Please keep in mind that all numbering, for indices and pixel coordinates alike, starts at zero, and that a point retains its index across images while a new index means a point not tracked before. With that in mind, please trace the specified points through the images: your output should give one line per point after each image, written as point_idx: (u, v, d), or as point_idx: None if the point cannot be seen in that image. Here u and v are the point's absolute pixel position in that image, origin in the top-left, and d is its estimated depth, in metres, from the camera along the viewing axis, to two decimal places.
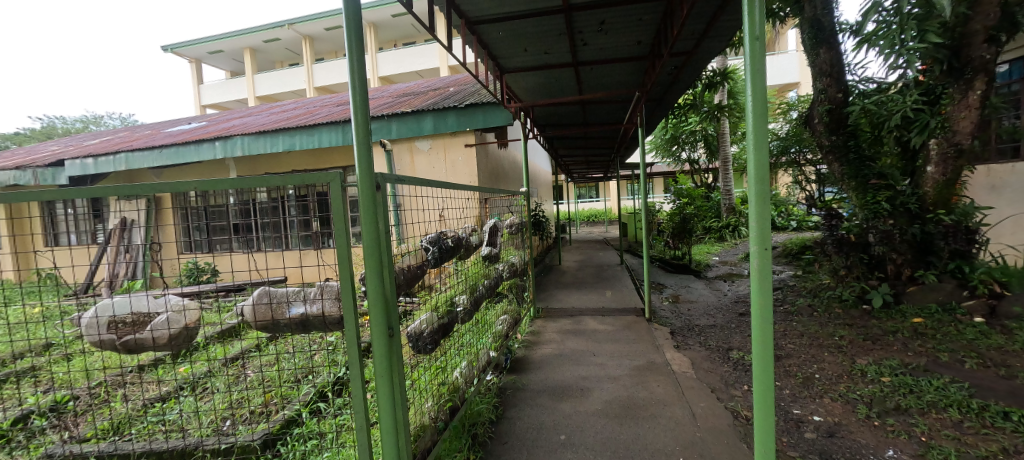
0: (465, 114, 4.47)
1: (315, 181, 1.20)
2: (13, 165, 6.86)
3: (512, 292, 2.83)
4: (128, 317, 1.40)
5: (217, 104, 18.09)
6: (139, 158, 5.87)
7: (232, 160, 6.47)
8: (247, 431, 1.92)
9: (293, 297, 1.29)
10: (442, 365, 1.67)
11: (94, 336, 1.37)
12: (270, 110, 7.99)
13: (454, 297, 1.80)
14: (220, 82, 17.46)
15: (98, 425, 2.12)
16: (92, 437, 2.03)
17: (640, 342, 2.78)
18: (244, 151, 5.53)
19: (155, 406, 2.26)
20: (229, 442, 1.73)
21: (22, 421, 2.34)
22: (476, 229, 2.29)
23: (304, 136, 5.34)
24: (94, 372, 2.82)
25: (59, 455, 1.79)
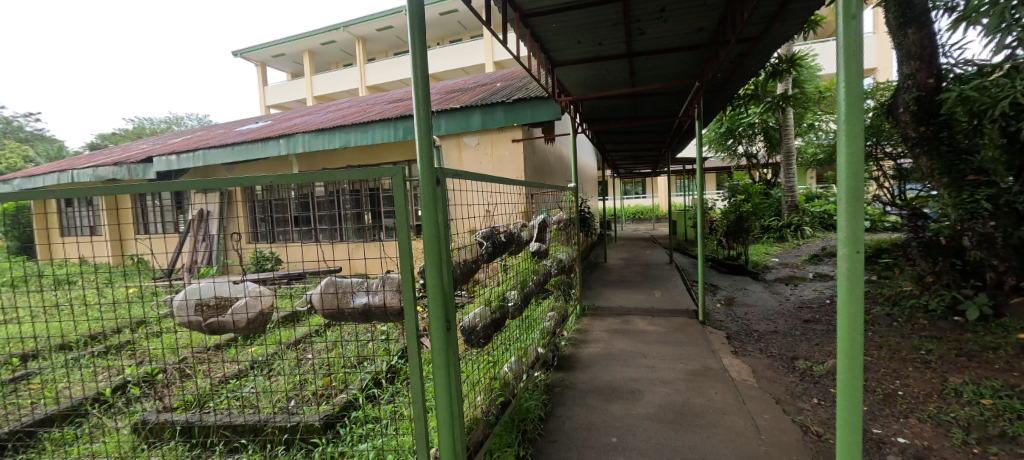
0: (513, 109, 4.47)
1: (377, 175, 1.23)
2: (113, 161, 7.73)
3: (559, 288, 2.80)
4: (212, 300, 1.51)
5: (280, 104, 19.44)
6: (215, 154, 6.42)
7: (293, 156, 6.88)
8: (311, 411, 2.04)
9: (357, 287, 1.34)
10: (493, 360, 1.69)
11: (183, 318, 1.49)
12: (327, 108, 8.40)
13: (505, 292, 1.81)
14: (282, 84, 18.72)
15: (184, 397, 2.35)
16: (178, 407, 2.26)
17: (694, 346, 2.65)
18: (306, 148, 5.87)
19: (231, 382, 2.48)
20: (295, 420, 1.85)
21: (122, 388, 2.63)
22: (526, 225, 2.27)
23: (359, 133, 5.58)
24: (180, 348, 3.15)
25: (154, 422, 2.04)
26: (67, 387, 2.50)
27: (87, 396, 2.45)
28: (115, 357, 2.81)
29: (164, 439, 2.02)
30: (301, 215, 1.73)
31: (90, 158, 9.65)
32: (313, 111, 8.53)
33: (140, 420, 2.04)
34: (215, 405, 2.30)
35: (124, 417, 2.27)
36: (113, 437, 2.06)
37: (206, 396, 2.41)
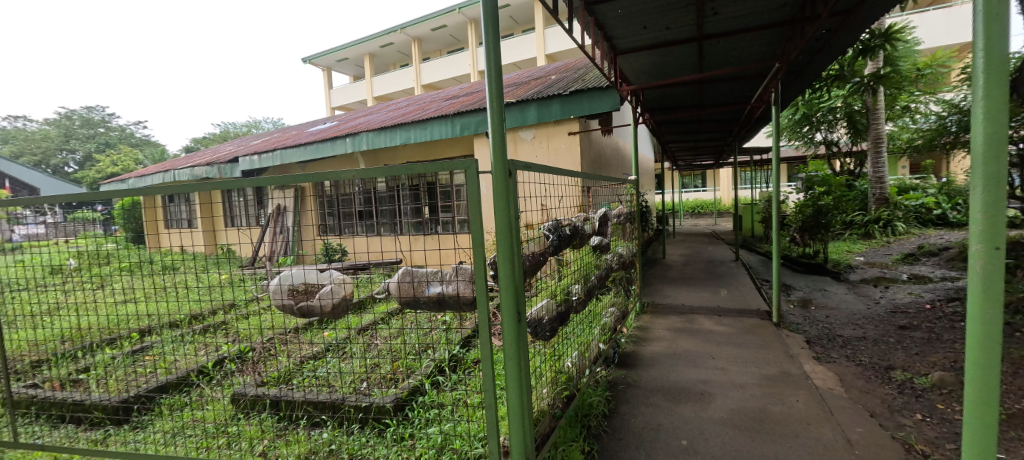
0: (569, 101, 4.41)
1: (452, 168, 1.25)
2: (207, 161, 8.70)
3: (619, 284, 2.73)
4: (301, 286, 1.64)
5: (343, 106, 20.74)
6: (290, 154, 6.99)
7: (357, 154, 7.32)
8: (382, 394, 2.18)
9: (432, 276, 1.39)
10: (558, 354, 1.68)
11: (278, 300, 1.65)
12: (387, 107, 8.82)
13: (569, 286, 1.80)
14: (345, 86, 19.96)
15: (272, 374, 2.62)
16: (268, 383, 2.52)
17: (768, 349, 2.47)
18: (369, 146, 6.20)
19: (310, 363, 2.72)
20: (369, 401, 1.98)
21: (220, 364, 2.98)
22: (589, 218, 2.24)
23: (417, 130, 5.80)
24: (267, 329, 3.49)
25: (249, 395, 2.31)
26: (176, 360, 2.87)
27: (192, 368, 2.81)
28: (214, 335, 3.18)
29: (257, 411, 2.29)
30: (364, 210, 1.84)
31: (189, 159, 10.94)
32: (375, 110, 8.99)
33: (237, 393, 2.32)
34: (298, 383, 2.54)
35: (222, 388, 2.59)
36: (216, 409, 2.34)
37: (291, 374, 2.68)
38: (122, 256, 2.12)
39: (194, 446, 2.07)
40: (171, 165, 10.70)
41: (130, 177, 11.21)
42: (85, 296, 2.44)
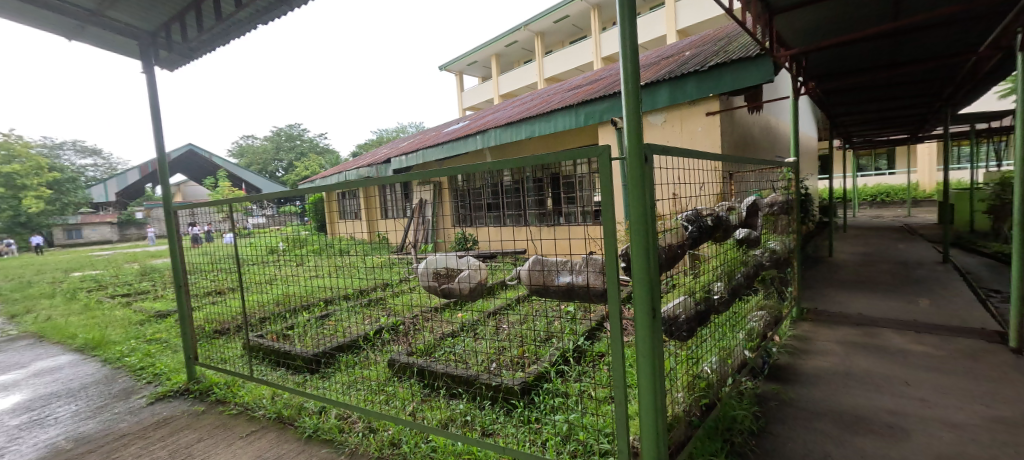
0: (708, 77, 3.95)
1: (584, 156, 1.23)
2: (370, 163, 10.50)
3: (772, 285, 2.36)
4: (443, 270, 1.86)
5: (473, 106, 22.56)
6: (431, 153, 7.94)
7: (486, 149, 7.94)
8: (510, 376, 2.36)
9: (562, 267, 1.43)
10: (695, 357, 1.55)
11: (425, 281, 1.92)
12: (512, 104, 9.24)
13: (710, 284, 1.64)
14: (475, 88, 21.66)
15: (418, 346, 3.09)
16: (416, 354, 3.00)
17: (1004, 384, 1.83)
18: (497, 142, 6.60)
19: (448, 340, 3.12)
20: (500, 381, 2.17)
21: (378, 332, 3.76)
22: (734, 208, 1.98)
23: (542, 123, 5.93)
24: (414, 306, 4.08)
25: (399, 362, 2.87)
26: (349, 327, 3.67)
27: (360, 335, 3.59)
28: (375, 308, 3.86)
29: (405, 375, 2.79)
30: (492, 202, 1.95)
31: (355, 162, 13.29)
32: (501, 107, 9.53)
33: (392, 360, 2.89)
34: (438, 355, 2.96)
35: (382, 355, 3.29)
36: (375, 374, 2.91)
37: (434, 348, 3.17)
38: (321, 243, 2.94)
39: (364, 397, 2.58)
40: (345, 168, 13.28)
41: (319, 179, 14.29)
42: (290, 270, 3.17)
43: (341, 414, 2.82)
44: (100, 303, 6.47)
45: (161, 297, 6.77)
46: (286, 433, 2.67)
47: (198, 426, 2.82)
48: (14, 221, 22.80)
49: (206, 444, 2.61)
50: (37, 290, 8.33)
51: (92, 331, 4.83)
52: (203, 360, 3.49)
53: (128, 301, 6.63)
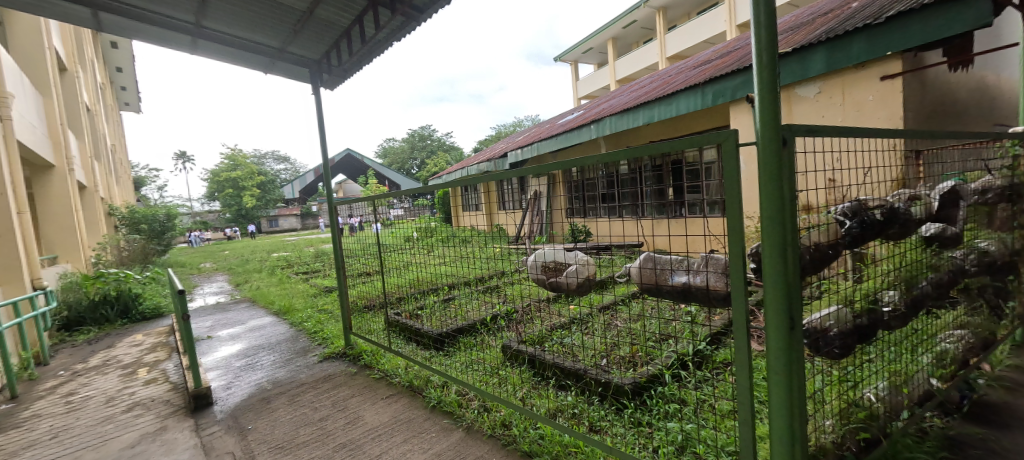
0: (879, 35, 3.44)
1: (704, 142, 1.16)
2: (488, 158, 11.31)
3: (979, 299, 1.81)
4: (551, 263, 1.94)
5: (587, 95, 22.17)
6: (544, 146, 8.18)
7: (601, 140, 7.84)
8: (622, 375, 2.40)
9: (676, 265, 1.33)
10: (849, 379, 1.34)
11: (534, 273, 2.01)
12: (630, 87, 8.78)
13: (879, 292, 1.43)
14: (589, 75, 21.24)
15: (530, 335, 3.39)
16: (528, 341, 3.31)
17: None
18: (613, 130, 6.37)
19: (557, 332, 3.38)
20: (612, 380, 2.25)
21: (494, 319, 4.22)
22: (920, 197, 1.57)
23: (663, 107, 5.50)
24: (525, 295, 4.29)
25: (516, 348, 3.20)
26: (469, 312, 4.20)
27: (478, 319, 4.13)
28: (491, 295, 4.19)
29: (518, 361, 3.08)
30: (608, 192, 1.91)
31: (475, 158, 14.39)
32: (618, 93, 9.15)
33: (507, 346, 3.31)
34: (548, 345, 3.26)
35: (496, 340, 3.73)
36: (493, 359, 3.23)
37: (544, 338, 3.49)
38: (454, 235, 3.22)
39: (480, 379, 2.96)
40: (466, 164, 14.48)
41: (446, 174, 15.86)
42: (420, 257, 3.59)
43: (462, 391, 3.17)
44: (291, 278, 8.35)
45: (329, 275, 8.41)
46: (416, 401, 3.11)
47: (352, 384, 3.46)
48: (239, 213, 30.78)
49: (357, 400, 3.18)
50: (255, 265, 11.18)
51: (286, 299, 6.28)
52: (359, 330, 4.35)
53: (308, 277, 8.42)
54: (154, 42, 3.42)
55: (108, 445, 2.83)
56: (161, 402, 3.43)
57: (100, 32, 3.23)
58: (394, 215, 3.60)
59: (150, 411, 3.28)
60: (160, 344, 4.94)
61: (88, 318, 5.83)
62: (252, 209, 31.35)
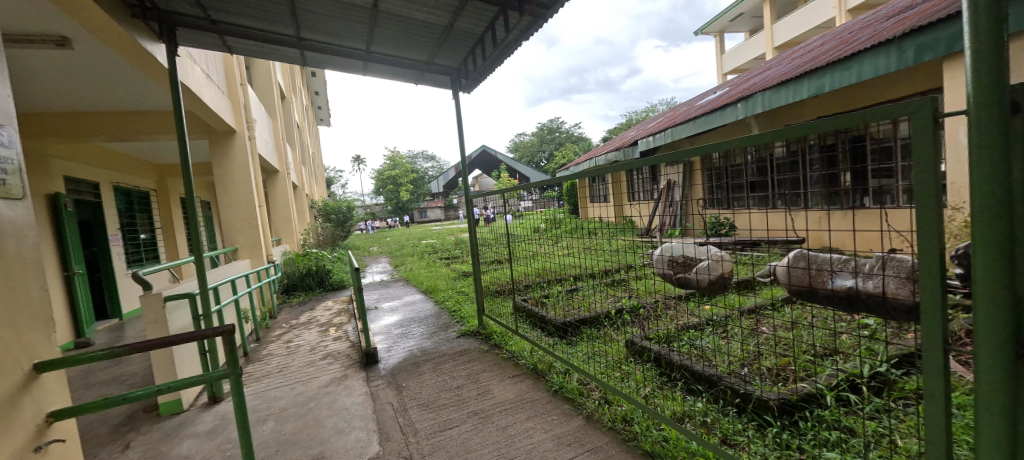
0: None
1: (890, 116, 1.15)
2: (620, 147, 11.60)
3: None
4: (678, 258, 2.92)
5: (736, 68, 19.39)
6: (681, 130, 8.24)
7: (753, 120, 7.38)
8: (769, 390, 2.39)
9: (836, 269, 1.91)
10: None
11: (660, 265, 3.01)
12: (791, 55, 7.79)
13: None
14: (740, 45, 18.52)
15: (659, 333, 3.50)
16: (656, 338, 3.44)
17: None
18: (767, 106, 5.92)
19: (690, 335, 3.44)
20: (756, 393, 2.27)
21: (619, 313, 4.24)
22: None
23: (837, 73, 4.88)
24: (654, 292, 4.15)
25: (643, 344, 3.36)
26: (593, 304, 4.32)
27: (603, 312, 4.15)
28: (617, 288, 4.42)
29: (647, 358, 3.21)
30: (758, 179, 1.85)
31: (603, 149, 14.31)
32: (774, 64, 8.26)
33: (631, 342, 3.44)
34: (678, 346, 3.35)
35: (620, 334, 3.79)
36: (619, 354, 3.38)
37: (674, 337, 3.53)
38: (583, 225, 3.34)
39: (604, 369, 3.15)
40: (594, 155, 14.34)
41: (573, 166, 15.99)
42: (548, 247, 3.82)
43: (583, 380, 3.19)
44: (436, 263, 9.60)
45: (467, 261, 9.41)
46: (540, 383, 3.29)
47: (484, 360, 3.84)
48: (398, 206, 36.61)
49: (488, 375, 3.53)
50: (411, 249, 13.22)
51: (433, 281, 7.27)
52: (490, 312, 4.74)
53: (449, 263, 9.55)
54: (340, 68, 4.38)
55: (311, 382, 3.78)
56: (345, 355, 4.39)
57: (310, 66, 4.29)
58: (525, 206, 3.87)
59: (337, 361, 4.23)
60: (344, 310, 6.29)
61: (301, 286, 7.77)
62: (411, 202, 36.85)
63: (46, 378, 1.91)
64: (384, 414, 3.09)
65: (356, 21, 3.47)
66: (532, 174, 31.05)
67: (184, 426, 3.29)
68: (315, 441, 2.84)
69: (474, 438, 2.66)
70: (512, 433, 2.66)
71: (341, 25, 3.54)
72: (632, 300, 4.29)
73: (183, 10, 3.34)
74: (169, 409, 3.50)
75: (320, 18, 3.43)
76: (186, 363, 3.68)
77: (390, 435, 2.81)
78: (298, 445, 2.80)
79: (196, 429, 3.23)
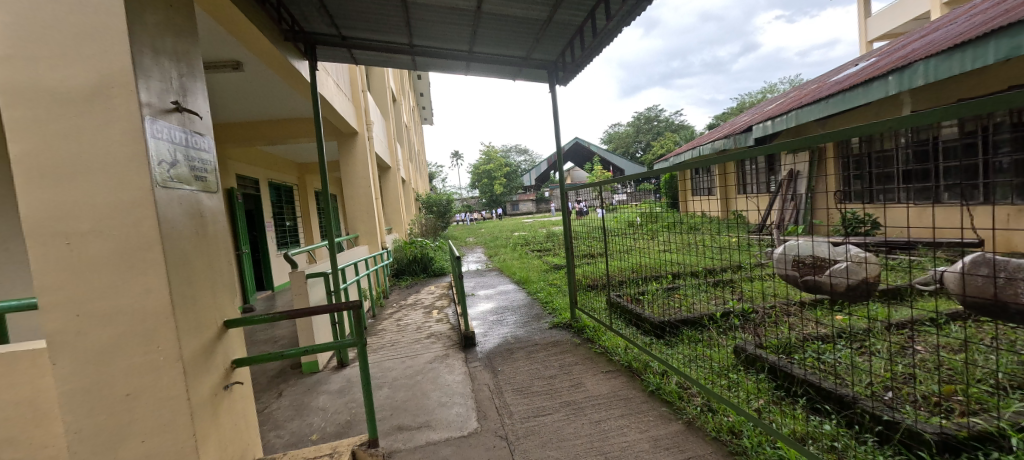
0: None
1: None
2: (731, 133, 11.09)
3: None
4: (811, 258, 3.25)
5: (888, 33, 16.03)
6: (807, 112, 7.78)
7: (909, 95, 6.53)
8: (930, 423, 2.09)
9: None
10: None
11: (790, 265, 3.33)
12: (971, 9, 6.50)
13: None
14: (893, 4, 15.24)
15: (772, 341, 3.22)
16: (769, 347, 3.16)
17: None
18: (930, 77, 5.20)
19: (815, 345, 3.14)
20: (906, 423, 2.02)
21: (727, 316, 3.93)
22: None
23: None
24: (769, 298, 3.74)
25: (749, 351, 3.07)
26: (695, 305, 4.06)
27: (706, 314, 3.89)
28: (724, 290, 4.21)
29: (756, 368, 2.95)
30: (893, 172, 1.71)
31: (710, 137, 13.27)
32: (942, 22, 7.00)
33: (740, 348, 3.14)
34: (798, 358, 3.06)
35: (724, 338, 3.51)
36: (723, 360, 3.16)
37: (792, 347, 3.23)
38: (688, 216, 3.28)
39: (705, 376, 2.94)
40: (698, 144, 13.20)
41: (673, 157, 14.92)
42: (644, 243, 3.84)
43: (683, 384, 3.02)
44: (528, 255, 9.84)
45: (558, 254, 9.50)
46: (634, 382, 3.19)
47: (575, 353, 3.86)
48: (492, 199, 38.33)
49: (580, 368, 3.54)
50: (504, 241, 13.78)
51: (525, 272, 7.48)
52: (583, 306, 4.73)
53: (540, 255, 9.71)
54: (444, 70, 4.71)
55: (418, 358, 4.20)
56: (446, 336, 4.79)
57: (416, 70, 4.72)
58: (618, 200, 3.82)
59: (440, 341, 4.63)
60: (445, 295, 6.83)
61: (408, 271, 8.63)
62: (503, 195, 38.13)
63: (232, 333, 2.45)
64: (481, 394, 3.31)
65: (461, 25, 3.70)
66: (626, 166, 29.73)
67: (321, 383, 3.94)
68: (422, 410, 3.16)
69: (567, 428, 2.70)
70: (606, 428, 2.64)
71: (447, 30, 3.81)
72: (742, 303, 3.91)
73: (320, 30, 3.91)
74: (309, 368, 4.22)
75: (429, 25, 3.73)
76: (322, 331, 4.39)
77: (487, 413, 3.00)
78: (408, 412, 3.15)
79: (329, 387, 3.84)
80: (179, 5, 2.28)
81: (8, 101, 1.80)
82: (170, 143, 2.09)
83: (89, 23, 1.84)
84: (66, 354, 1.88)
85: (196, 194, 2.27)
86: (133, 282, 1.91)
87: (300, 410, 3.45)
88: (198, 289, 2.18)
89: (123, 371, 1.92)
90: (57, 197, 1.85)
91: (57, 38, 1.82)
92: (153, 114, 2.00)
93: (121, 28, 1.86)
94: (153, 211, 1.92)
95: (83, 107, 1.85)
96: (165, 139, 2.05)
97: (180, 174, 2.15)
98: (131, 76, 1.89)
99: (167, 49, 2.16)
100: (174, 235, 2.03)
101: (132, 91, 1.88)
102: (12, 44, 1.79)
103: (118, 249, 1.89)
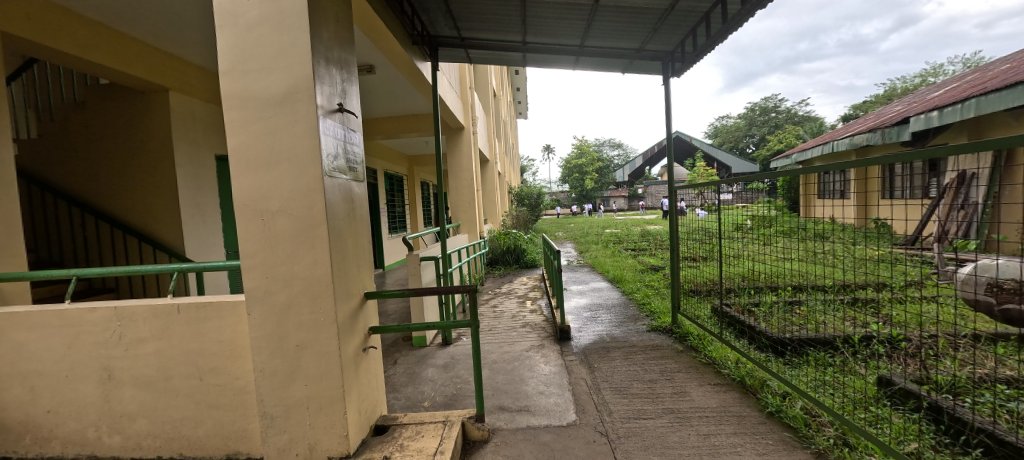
0: None
1: None
2: (876, 126, 9.43)
3: None
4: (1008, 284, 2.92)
5: None
6: (988, 101, 6.32)
7: None
8: None
9: None
10: None
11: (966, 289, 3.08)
12: None
13: None
14: None
15: (934, 377, 2.72)
16: (928, 384, 2.68)
17: None
18: None
19: (994, 390, 2.59)
20: None
21: (868, 340, 3.41)
22: None
23: None
24: (935, 324, 3.14)
25: (898, 384, 2.64)
26: (825, 323, 3.59)
27: (839, 335, 3.42)
28: (862, 309, 3.67)
29: (909, 404, 2.52)
30: None
31: (847, 131, 11.48)
32: None
33: (886, 379, 2.72)
34: (968, 401, 2.55)
35: (865, 367, 3.05)
36: (862, 390, 2.76)
37: (960, 388, 2.70)
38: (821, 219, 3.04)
39: (838, 405, 2.59)
40: (832, 139, 11.39)
41: (796, 153, 13.11)
42: (756, 246, 3.65)
43: (809, 410, 2.71)
44: (621, 253, 9.53)
45: (654, 255, 9.05)
46: (748, 399, 2.95)
47: (679, 359, 3.69)
48: (581, 194, 37.74)
49: (684, 376, 3.38)
50: (595, 237, 13.54)
51: (619, 271, 7.28)
52: (684, 311, 4.47)
53: (635, 255, 9.36)
54: (553, 65, 4.75)
55: (515, 345, 4.36)
56: (540, 327, 4.90)
57: (523, 66, 4.87)
58: (722, 200, 3.58)
59: (534, 331, 4.76)
60: (537, 287, 6.98)
61: (501, 260, 8.98)
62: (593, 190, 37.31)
63: (369, 304, 2.80)
64: (578, 388, 3.34)
65: (577, 19, 3.70)
66: (734, 163, 26.93)
67: (427, 357, 4.34)
68: (521, 394, 3.30)
69: (671, 436, 2.60)
70: (716, 444, 2.48)
71: (562, 26, 3.85)
72: (889, 327, 3.36)
73: (443, 32, 4.22)
74: (419, 342, 4.68)
75: (545, 22, 3.80)
76: (430, 310, 4.82)
77: (585, 407, 3.02)
78: (508, 394, 3.32)
79: (436, 361, 4.21)
80: (342, 20, 2.65)
81: (227, 106, 2.27)
82: (333, 139, 2.45)
83: (284, 39, 2.23)
84: (258, 308, 2.35)
85: (349, 183, 2.63)
86: (306, 254, 2.29)
87: (412, 378, 3.84)
88: (349, 264, 2.53)
89: (295, 327, 2.33)
90: (258, 182, 2.30)
91: (262, 53, 2.25)
92: (324, 113, 2.37)
93: (307, 43, 2.24)
94: (322, 196, 2.28)
95: (277, 109, 2.26)
96: (331, 135, 2.43)
97: (340, 165, 2.52)
98: (312, 82, 2.25)
99: (334, 58, 2.54)
100: (335, 218, 2.39)
101: (312, 96, 2.25)
102: (233, 59, 2.26)
103: (297, 225, 2.28)
